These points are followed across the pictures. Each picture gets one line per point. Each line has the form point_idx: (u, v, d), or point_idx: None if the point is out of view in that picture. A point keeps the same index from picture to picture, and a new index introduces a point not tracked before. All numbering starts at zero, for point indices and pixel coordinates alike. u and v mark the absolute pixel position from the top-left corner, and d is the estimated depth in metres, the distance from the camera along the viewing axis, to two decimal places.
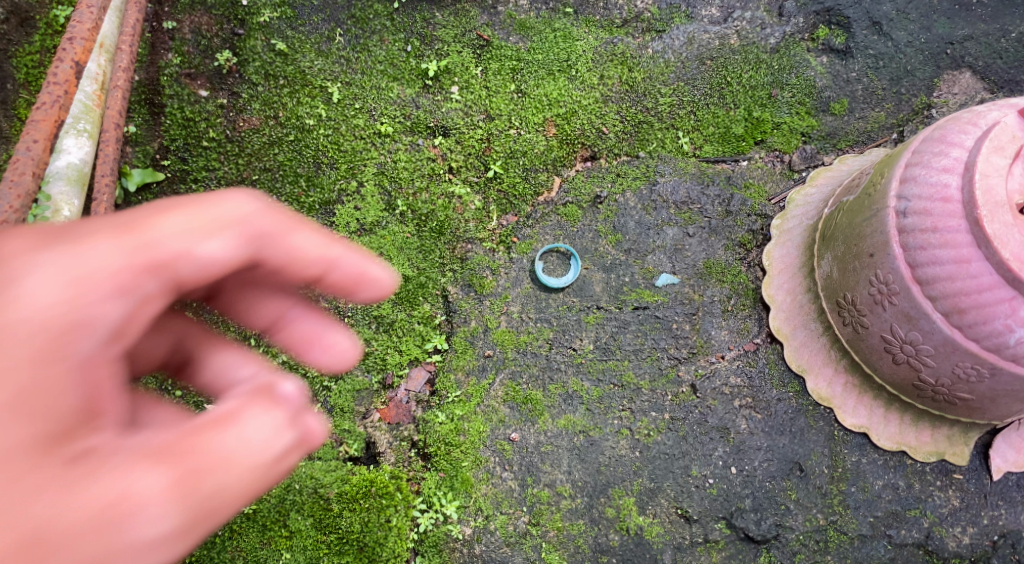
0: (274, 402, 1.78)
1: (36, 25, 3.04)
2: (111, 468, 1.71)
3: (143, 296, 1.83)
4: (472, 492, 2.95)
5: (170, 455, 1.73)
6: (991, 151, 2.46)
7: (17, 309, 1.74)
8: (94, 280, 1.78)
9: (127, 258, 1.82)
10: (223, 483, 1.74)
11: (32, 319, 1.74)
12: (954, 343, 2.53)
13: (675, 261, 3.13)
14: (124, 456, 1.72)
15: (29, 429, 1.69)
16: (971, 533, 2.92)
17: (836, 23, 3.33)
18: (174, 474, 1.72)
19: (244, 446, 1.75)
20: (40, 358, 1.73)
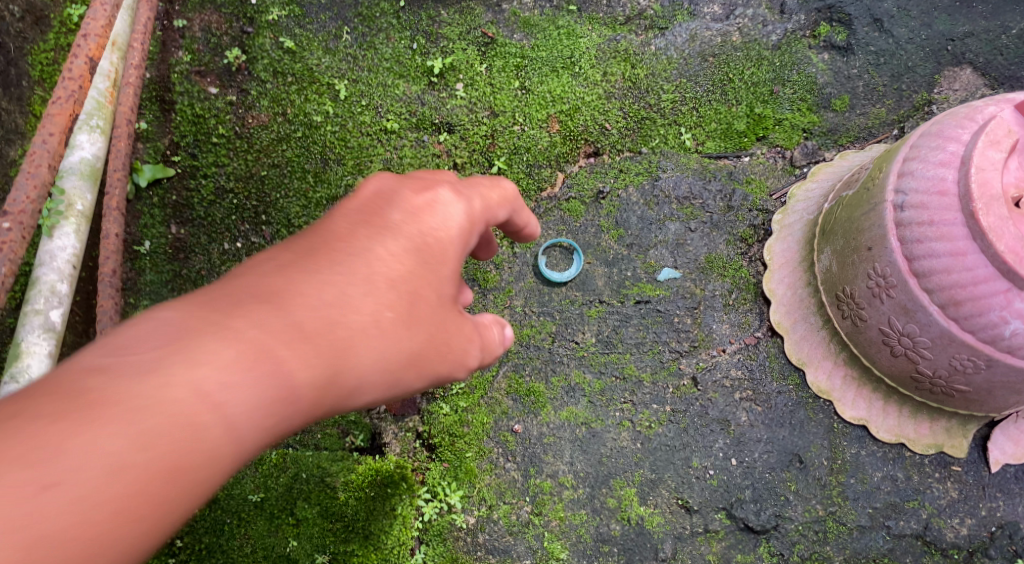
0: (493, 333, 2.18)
1: (50, 24, 3.10)
2: (420, 350, 1.97)
3: (481, 224, 2.15)
4: (475, 482, 3.01)
5: (455, 331, 2.04)
6: (986, 146, 2.48)
7: (396, 227, 2.03)
8: (443, 227, 2.07)
9: (467, 209, 2.12)
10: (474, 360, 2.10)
11: (400, 253, 2.00)
12: (950, 335, 2.56)
13: (677, 255, 3.16)
14: (435, 334, 2.00)
15: (359, 341, 1.89)
16: (969, 524, 2.95)
17: (837, 21, 3.35)
18: (464, 343, 2.06)
19: (500, 342, 2.20)
20: (426, 263, 2.02)
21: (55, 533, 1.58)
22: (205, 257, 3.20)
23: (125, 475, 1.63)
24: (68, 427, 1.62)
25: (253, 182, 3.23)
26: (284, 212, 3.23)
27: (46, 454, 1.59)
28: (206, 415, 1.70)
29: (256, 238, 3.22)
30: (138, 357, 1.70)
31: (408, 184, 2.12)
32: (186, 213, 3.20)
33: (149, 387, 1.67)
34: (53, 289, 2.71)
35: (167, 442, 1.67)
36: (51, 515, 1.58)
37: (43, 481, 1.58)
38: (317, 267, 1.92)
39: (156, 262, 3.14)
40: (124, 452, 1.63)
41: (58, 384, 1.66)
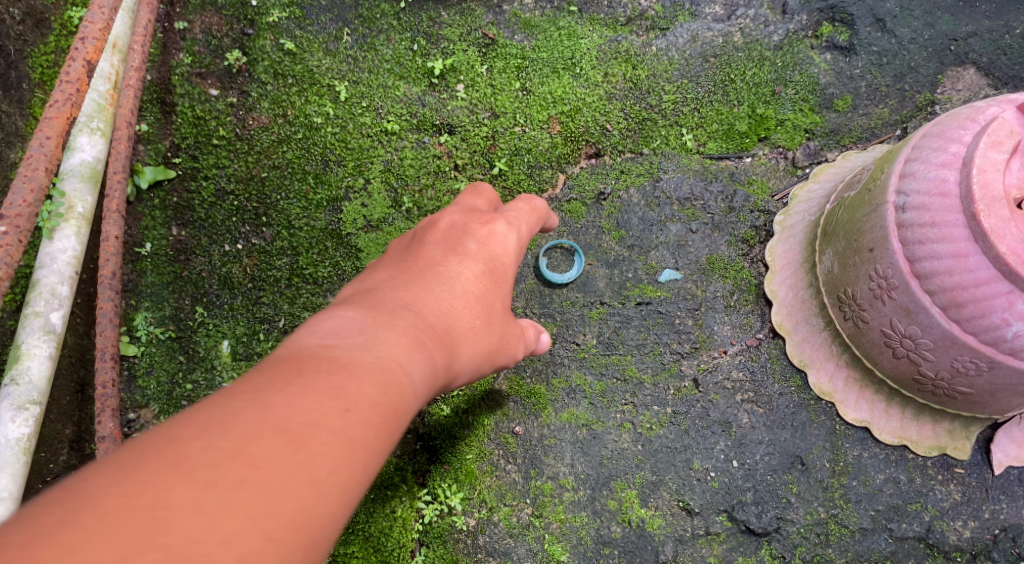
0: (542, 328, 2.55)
1: (50, 26, 3.11)
2: (498, 349, 2.25)
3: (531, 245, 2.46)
4: (476, 484, 3.01)
5: (517, 334, 2.34)
6: (988, 147, 2.46)
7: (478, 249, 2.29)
8: (507, 252, 2.35)
9: (518, 238, 2.39)
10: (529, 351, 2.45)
11: (481, 272, 2.26)
12: (952, 336, 2.55)
13: (678, 257, 3.15)
14: (507, 335, 2.29)
15: (468, 344, 2.15)
16: (972, 526, 2.93)
17: (839, 21, 3.32)
18: (522, 343, 2.36)
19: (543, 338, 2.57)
20: (502, 280, 2.30)
21: (279, 526, 1.66)
22: (206, 258, 3.20)
23: (343, 468, 1.75)
24: (291, 425, 1.73)
25: (254, 184, 3.24)
26: (285, 213, 3.24)
27: (269, 452, 1.69)
28: (395, 411, 1.86)
29: (257, 240, 3.22)
30: (331, 362, 1.84)
31: (474, 218, 2.37)
32: (187, 215, 3.20)
33: (357, 385, 1.82)
34: (53, 291, 2.73)
35: (373, 437, 1.80)
36: (279, 508, 1.67)
37: (269, 477, 1.67)
38: (427, 286, 2.16)
39: (157, 264, 3.15)
40: (339, 447, 1.75)
41: (264, 389, 1.76)
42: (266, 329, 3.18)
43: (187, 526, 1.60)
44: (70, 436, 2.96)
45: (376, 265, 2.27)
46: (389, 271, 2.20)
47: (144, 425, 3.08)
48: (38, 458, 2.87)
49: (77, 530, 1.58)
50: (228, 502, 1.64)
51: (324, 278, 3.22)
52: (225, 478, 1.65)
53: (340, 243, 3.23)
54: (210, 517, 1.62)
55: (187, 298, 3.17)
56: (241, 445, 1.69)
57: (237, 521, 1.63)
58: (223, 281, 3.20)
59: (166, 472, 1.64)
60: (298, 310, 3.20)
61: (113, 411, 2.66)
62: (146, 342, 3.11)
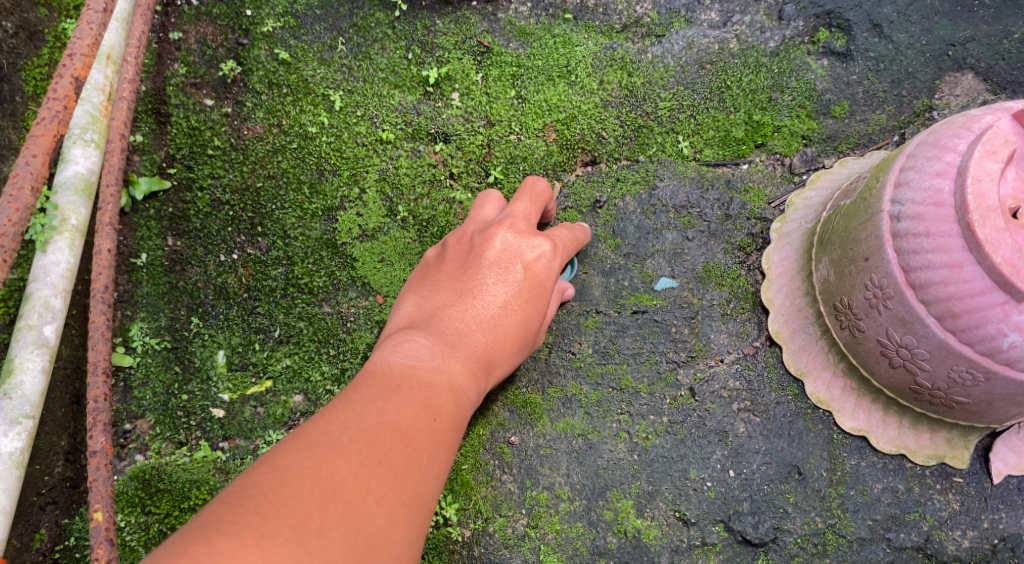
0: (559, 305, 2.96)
1: (44, 39, 3.11)
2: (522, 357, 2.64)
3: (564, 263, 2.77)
4: (472, 495, 3.00)
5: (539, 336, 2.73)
6: (983, 156, 2.45)
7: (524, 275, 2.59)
8: (549, 274, 2.64)
9: (559, 258, 2.68)
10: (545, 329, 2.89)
11: (524, 294, 2.58)
12: (948, 346, 2.53)
13: (674, 265, 3.14)
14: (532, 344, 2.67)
15: (507, 359, 2.54)
16: (970, 536, 2.92)
17: (835, 26, 3.29)
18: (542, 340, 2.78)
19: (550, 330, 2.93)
20: (540, 301, 2.61)
21: (406, 505, 2.03)
22: (201, 269, 3.19)
23: (438, 463, 2.14)
24: (403, 428, 2.11)
25: (249, 194, 3.23)
26: (280, 223, 3.23)
27: (391, 447, 2.07)
28: (461, 421, 2.27)
29: (253, 250, 3.22)
30: (418, 381, 2.22)
31: (522, 239, 2.64)
32: (182, 225, 3.19)
33: (439, 399, 2.22)
34: (46, 304, 2.76)
35: (451, 442, 2.21)
36: (405, 490, 2.04)
37: (396, 467, 2.05)
38: (478, 310, 2.49)
39: (153, 275, 3.13)
40: (435, 445, 2.14)
41: (375, 400, 2.14)
42: (261, 339, 3.19)
43: (345, 503, 1.96)
44: (65, 448, 2.98)
45: (431, 282, 2.60)
46: (447, 292, 2.54)
47: (139, 435, 3.08)
48: (33, 470, 2.90)
49: (271, 504, 1.92)
50: (372, 484, 2.00)
51: (319, 288, 3.21)
52: (365, 465, 2.02)
53: (334, 252, 3.23)
54: (356, 497, 1.98)
55: (182, 308, 3.16)
56: (372, 441, 2.06)
57: (379, 500, 2.00)
58: (218, 292, 3.20)
59: (320, 462, 2.00)
60: (294, 320, 3.20)
61: (105, 425, 2.66)
62: (142, 353, 3.09)
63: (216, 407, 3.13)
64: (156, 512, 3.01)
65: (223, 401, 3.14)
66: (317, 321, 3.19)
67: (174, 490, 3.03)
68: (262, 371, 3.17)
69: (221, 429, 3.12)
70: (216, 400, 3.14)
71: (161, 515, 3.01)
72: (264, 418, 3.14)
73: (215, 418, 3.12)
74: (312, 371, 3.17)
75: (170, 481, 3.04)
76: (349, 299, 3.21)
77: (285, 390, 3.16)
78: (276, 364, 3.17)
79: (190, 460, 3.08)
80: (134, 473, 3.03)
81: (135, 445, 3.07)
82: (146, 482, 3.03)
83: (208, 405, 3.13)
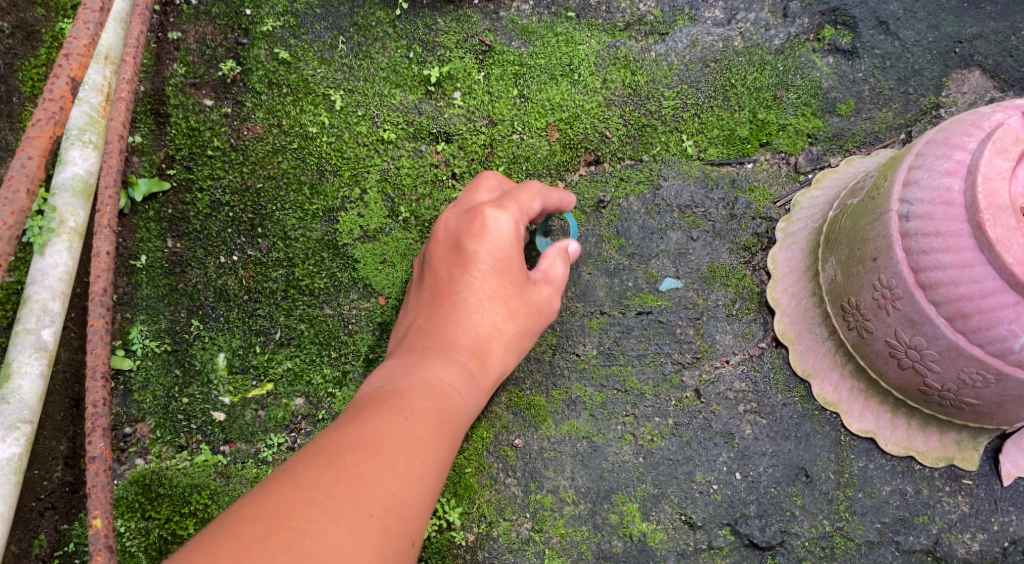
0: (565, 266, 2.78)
1: (42, 39, 3.08)
2: (521, 334, 2.58)
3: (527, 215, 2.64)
4: (475, 498, 2.97)
5: (537, 301, 2.62)
6: (994, 155, 2.42)
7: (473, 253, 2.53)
8: (501, 240, 2.55)
9: (512, 216, 2.58)
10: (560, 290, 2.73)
11: (484, 271, 2.52)
12: (959, 348, 2.50)
13: (679, 265, 3.10)
14: (529, 315, 2.59)
15: (495, 340, 2.50)
16: (980, 539, 2.88)
17: (841, 23, 3.25)
18: (546, 302, 2.65)
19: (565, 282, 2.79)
20: (501, 268, 2.53)
21: (376, 517, 1.95)
22: (201, 271, 3.16)
23: (416, 465, 2.06)
24: (365, 442, 2.04)
25: (249, 195, 3.20)
26: (280, 224, 3.20)
27: (352, 462, 2.00)
28: (448, 416, 2.22)
29: (253, 251, 3.19)
30: (387, 393, 2.22)
31: (464, 221, 2.59)
32: (182, 227, 3.16)
33: (412, 405, 2.17)
34: (44, 307, 2.72)
35: (434, 439, 2.14)
36: (372, 502, 1.96)
37: (358, 482, 1.97)
38: (443, 311, 2.49)
39: (153, 276, 3.11)
40: (407, 446, 2.08)
41: (341, 424, 2.11)
42: (262, 341, 3.15)
43: (303, 528, 1.89)
44: (64, 453, 2.95)
45: (410, 307, 2.65)
46: (418, 310, 2.57)
47: (140, 439, 3.05)
48: (32, 475, 2.88)
49: (228, 551, 1.84)
50: (331, 502, 1.93)
51: (321, 290, 3.18)
52: (323, 486, 1.95)
53: (336, 253, 3.20)
54: (316, 518, 1.90)
55: (183, 310, 3.14)
56: (329, 461, 1.99)
57: (343, 517, 1.92)
58: (218, 294, 3.17)
59: (275, 492, 1.94)
60: (295, 322, 3.16)
61: (104, 430, 2.62)
62: (141, 356, 3.07)
63: (216, 411, 3.10)
64: (156, 517, 2.98)
65: (224, 404, 3.11)
66: (319, 323, 3.16)
67: (175, 495, 2.99)
68: (263, 374, 3.13)
69: (222, 433, 3.09)
70: (216, 404, 3.10)
71: (162, 520, 2.98)
72: (265, 421, 3.11)
73: (216, 421, 3.09)
74: (313, 373, 3.13)
75: (170, 485, 3.00)
76: (350, 300, 3.18)
77: (286, 393, 3.13)
78: (277, 367, 3.14)
79: (191, 464, 3.04)
80: (134, 478, 3.00)
81: (135, 449, 3.04)
82: (146, 487, 3.00)
83: (209, 409, 3.10)
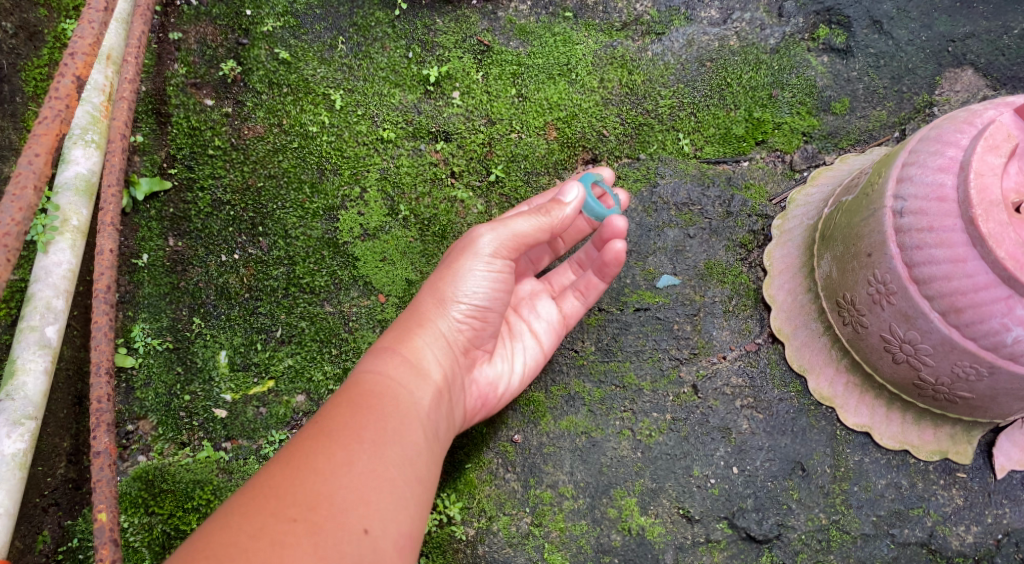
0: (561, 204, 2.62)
1: (44, 39, 3.11)
2: (451, 285, 2.62)
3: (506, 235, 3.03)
4: (475, 493, 3.00)
5: (472, 242, 2.62)
6: (985, 151, 2.45)
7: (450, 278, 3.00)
8: None
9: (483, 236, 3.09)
10: (519, 229, 2.60)
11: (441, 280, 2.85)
12: (952, 342, 2.53)
13: (676, 262, 3.14)
14: (457, 265, 2.62)
15: (422, 298, 2.64)
16: (974, 531, 2.92)
17: (835, 23, 3.29)
18: (483, 245, 2.61)
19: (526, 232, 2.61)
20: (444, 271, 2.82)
21: (303, 520, 2.10)
22: (202, 269, 3.19)
23: (336, 458, 2.22)
24: (280, 462, 2.22)
25: (250, 194, 3.23)
26: (281, 223, 3.23)
27: (269, 483, 2.17)
28: (367, 393, 2.40)
29: (254, 250, 3.22)
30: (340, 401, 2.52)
31: None
32: (183, 225, 3.19)
33: (333, 401, 2.40)
34: (48, 305, 2.77)
35: (354, 425, 2.31)
36: (296, 507, 2.12)
37: (276, 496, 2.14)
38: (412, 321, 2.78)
39: (155, 275, 3.15)
40: (328, 440, 2.26)
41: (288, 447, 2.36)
42: (263, 339, 3.18)
43: (229, 554, 2.03)
44: (67, 449, 2.97)
45: None
46: None
47: (142, 436, 3.09)
48: (35, 472, 2.90)
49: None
50: (250, 523, 2.09)
51: (321, 287, 3.21)
52: (240, 514, 2.11)
53: (336, 251, 3.22)
54: (241, 542, 2.05)
55: (184, 308, 3.17)
56: (247, 493, 2.16)
57: (264, 530, 2.07)
58: (220, 292, 3.19)
59: (198, 537, 2.09)
60: (295, 319, 3.19)
61: (108, 425, 2.67)
62: (144, 354, 3.11)
63: (218, 408, 3.12)
64: (159, 513, 3.00)
65: (225, 401, 3.13)
66: (319, 321, 3.18)
67: (178, 490, 3.02)
68: (264, 372, 3.16)
69: (223, 429, 3.11)
70: (218, 401, 3.13)
71: (165, 516, 3.00)
72: (266, 418, 3.13)
73: (218, 418, 3.11)
74: (314, 370, 3.16)
75: (173, 481, 3.03)
76: (350, 298, 3.20)
77: (287, 390, 3.15)
78: (278, 364, 3.16)
79: (193, 460, 3.07)
80: (137, 474, 3.03)
81: (138, 446, 3.07)
82: (149, 483, 3.02)
83: (210, 406, 3.12)
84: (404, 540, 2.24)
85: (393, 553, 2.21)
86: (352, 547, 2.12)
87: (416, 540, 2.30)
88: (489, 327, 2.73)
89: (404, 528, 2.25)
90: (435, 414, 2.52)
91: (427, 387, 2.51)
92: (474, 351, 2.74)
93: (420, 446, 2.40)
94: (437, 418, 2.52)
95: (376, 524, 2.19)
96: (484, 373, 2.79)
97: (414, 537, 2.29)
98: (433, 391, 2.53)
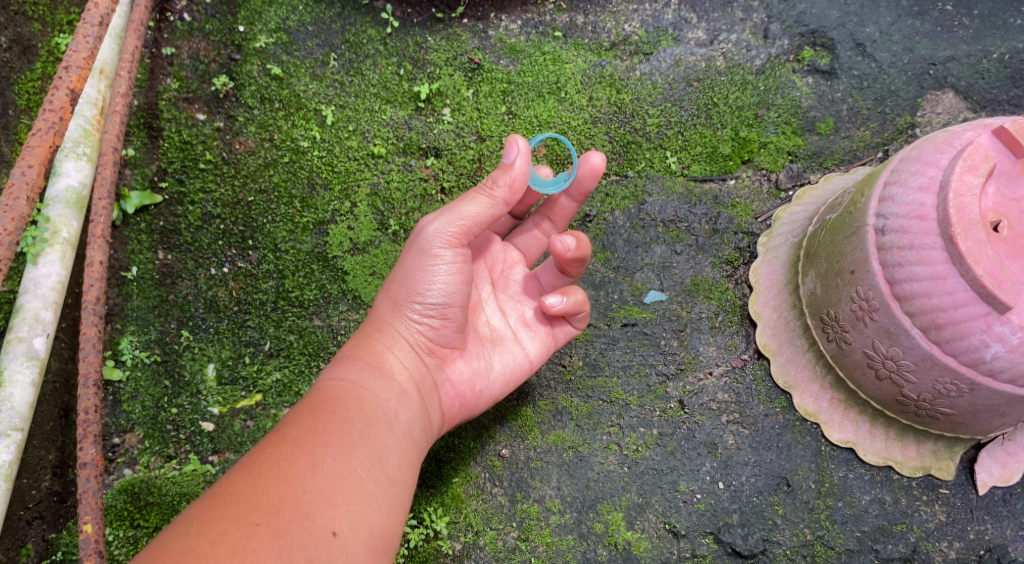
0: (507, 169, 2.51)
1: (37, 53, 3.13)
2: (407, 284, 2.61)
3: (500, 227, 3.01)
4: (462, 508, 3.01)
5: (422, 235, 2.59)
6: (964, 171, 2.50)
7: None
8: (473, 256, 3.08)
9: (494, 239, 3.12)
10: (467, 215, 2.54)
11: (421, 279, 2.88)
12: (933, 358, 2.57)
13: (662, 278, 3.17)
14: (412, 262, 2.60)
15: (383, 299, 2.66)
16: (957, 547, 2.94)
17: (819, 45, 3.33)
18: (433, 238, 2.56)
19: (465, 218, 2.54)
20: None
21: (265, 525, 2.11)
22: (191, 282, 3.21)
23: (300, 462, 2.24)
24: (243, 469, 2.23)
25: (240, 208, 3.26)
26: (271, 236, 3.25)
27: (230, 489, 2.18)
28: (328, 398, 2.42)
29: (243, 263, 3.24)
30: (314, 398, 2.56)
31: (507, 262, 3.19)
32: (173, 238, 3.21)
33: (297, 407, 2.42)
34: (36, 317, 2.77)
35: (318, 430, 2.32)
36: (258, 512, 2.13)
37: (238, 502, 2.15)
38: None
39: (144, 288, 3.15)
40: (287, 448, 2.27)
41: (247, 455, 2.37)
42: (251, 352, 3.19)
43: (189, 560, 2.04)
44: (53, 462, 2.96)
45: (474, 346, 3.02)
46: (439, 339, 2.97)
47: (128, 449, 3.07)
48: (20, 485, 2.88)
49: None
50: (210, 529, 2.09)
51: (310, 301, 3.22)
52: (200, 520, 2.11)
53: (325, 265, 3.24)
54: (202, 548, 2.06)
55: (172, 321, 3.18)
56: (208, 499, 2.17)
57: (225, 535, 2.08)
58: (208, 305, 3.21)
59: (158, 544, 2.10)
60: (284, 333, 3.20)
61: (96, 436, 2.69)
62: (131, 367, 3.10)
63: (205, 421, 3.13)
64: (145, 525, 3.00)
65: (213, 414, 3.13)
66: (308, 335, 3.20)
67: (163, 503, 3.01)
68: (252, 385, 3.16)
69: (210, 443, 3.11)
70: (206, 414, 3.13)
71: (150, 528, 3.00)
72: (254, 432, 3.13)
73: (205, 431, 3.12)
74: (302, 384, 3.16)
75: (159, 494, 3.02)
76: (339, 311, 3.21)
77: (275, 403, 3.15)
78: (266, 378, 3.17)
79: (179, 473, 3.06)
80: (123, 486, 3.02)
81: (123, 459, 3.06)
82: (135, 496, 3.02)
83: (198, 419, 3.13)
84: (376, 540, 2.25)
85: (365, 554, 2.21)
86: (320, 549, 2.13)
87: (391, 541, 2.31)
88: (455, 327, 2.69)
89: (375, 528, 2.26)
90: (408, 418, 2.52)
91: (389, 386, 2.51)
92: (445, 351, 2.72)
93: (390, 447, 2.40)
94: (407, 419, 2.51)
95: (345, 525, 2.19)
96: (462, 372, 2.75)
97: (387, 538, 2.29)
98: (397, 391, 2.52)
